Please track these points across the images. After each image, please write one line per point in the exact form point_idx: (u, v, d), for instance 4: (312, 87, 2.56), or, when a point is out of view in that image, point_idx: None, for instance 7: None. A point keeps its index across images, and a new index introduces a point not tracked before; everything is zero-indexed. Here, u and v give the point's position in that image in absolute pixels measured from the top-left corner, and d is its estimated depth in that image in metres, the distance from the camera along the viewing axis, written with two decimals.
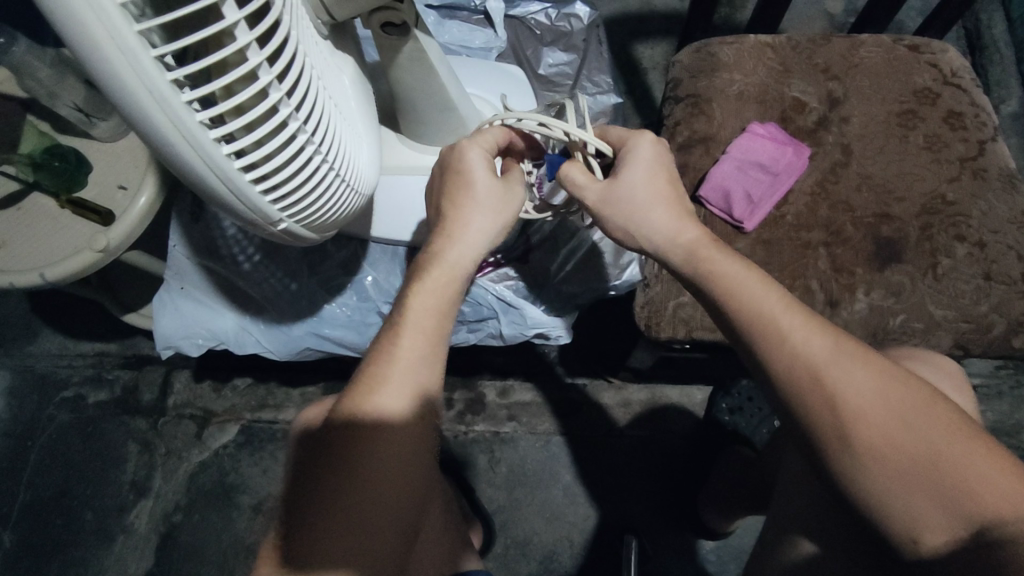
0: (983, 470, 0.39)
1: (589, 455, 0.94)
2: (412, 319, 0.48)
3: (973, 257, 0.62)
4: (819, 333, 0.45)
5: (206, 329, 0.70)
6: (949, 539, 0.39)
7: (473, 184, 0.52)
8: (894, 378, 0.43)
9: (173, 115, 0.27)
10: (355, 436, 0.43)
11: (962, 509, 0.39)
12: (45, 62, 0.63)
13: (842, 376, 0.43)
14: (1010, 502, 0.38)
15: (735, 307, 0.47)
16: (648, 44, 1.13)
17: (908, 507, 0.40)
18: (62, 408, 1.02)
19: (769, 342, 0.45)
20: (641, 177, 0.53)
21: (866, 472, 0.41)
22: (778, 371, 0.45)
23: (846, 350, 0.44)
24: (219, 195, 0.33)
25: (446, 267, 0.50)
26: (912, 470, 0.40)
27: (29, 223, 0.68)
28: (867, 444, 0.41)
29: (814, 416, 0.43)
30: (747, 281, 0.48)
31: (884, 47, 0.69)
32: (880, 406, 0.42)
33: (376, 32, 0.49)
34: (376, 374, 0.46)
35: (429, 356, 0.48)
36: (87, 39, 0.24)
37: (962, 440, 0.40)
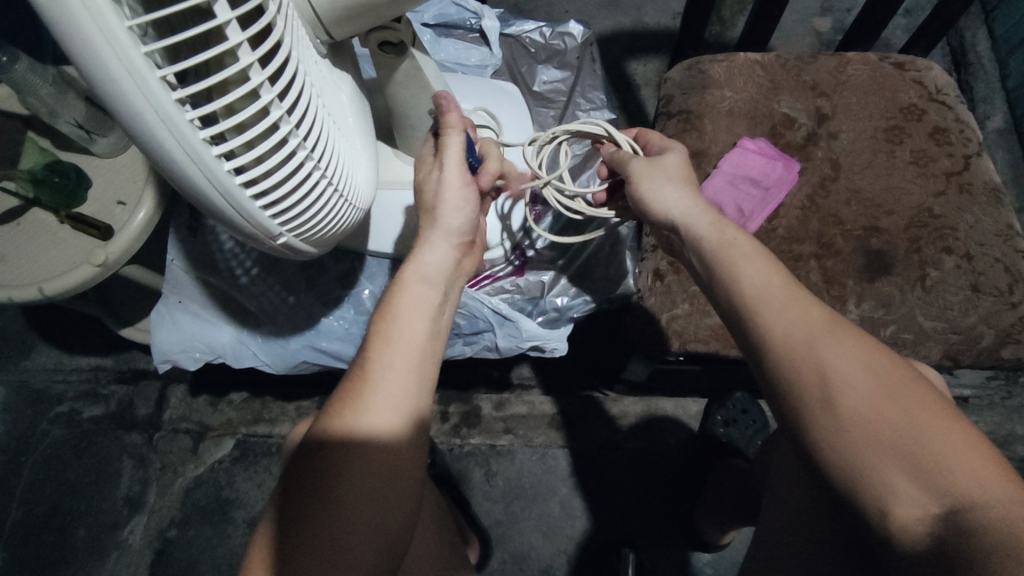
0: (954, 448, 0.38)
1: (586, 468, 0.94)
2: (396, 325, 0.49)
3: (960, 269, 0.63)
4: (796, 312, 0.44)
5: (203, 343, 0.70)
6: (921, 519, 0.37)
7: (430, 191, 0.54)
8: (875, 358, 0.42)
9: (177, 132, 0.28)
10: (344, 445, 0.44)
11: (932, 489, 0.37)
12: (47, 80, 0.64)
13: (834, 349, 0.42)
14: (980, 484, 0.36)
15: (725, 286, 0.48)
16: (640, 61, 1.15)
17: (880, 486, 0.39)
18: (56, 423, 1.01)
19: (761, 312, 0.45)
20: (678, 163, 0.57)
21: (846, 444, 0.40)
22: (771, 340, 0.45)
23: (826, 331, 0.43)
24: (221, 209, 0.33)
25: (419, 275, 0.52)
26: (889, 445, 0.39)
27: (28, 238, 0.69)
28: (840, 426, 0.40)
29: (789, 399, 0.43)
30: (744, 266, 0.48)
31: (870, 65, 0.70)
32: (856, 389, 0.41)
33: (374, 50, 0.51)
34: (360, 380, 0.46)
35: (412, 360, 0.48)
36: (95, 60, 0.24)
37: (942, 421, 0.39)
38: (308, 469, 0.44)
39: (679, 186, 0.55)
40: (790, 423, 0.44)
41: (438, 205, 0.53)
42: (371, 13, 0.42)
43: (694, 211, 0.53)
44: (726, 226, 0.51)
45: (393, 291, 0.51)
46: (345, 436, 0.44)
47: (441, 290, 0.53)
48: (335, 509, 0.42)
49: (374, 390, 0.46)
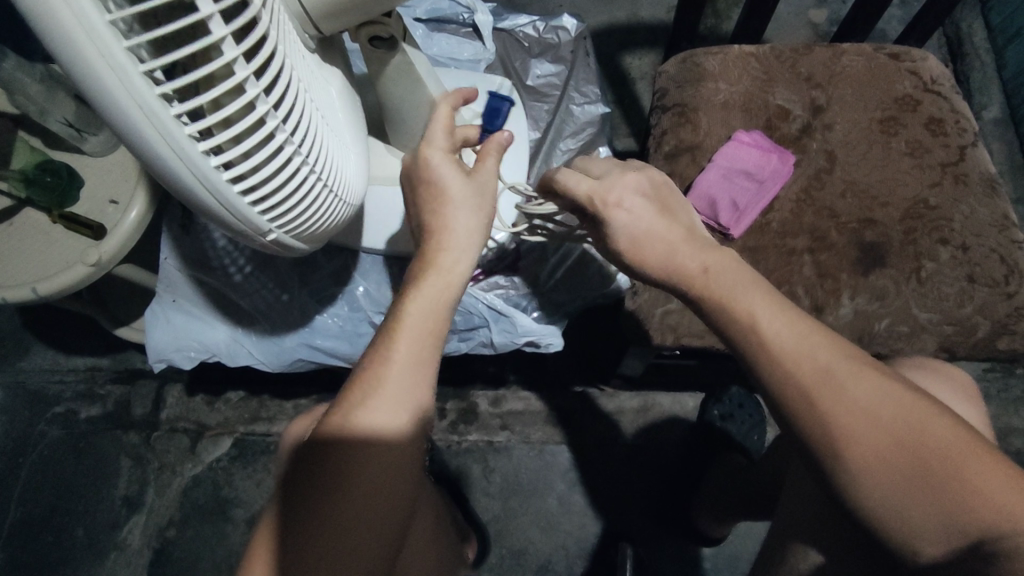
0: (986, 482, 0.37)
1: (587, 464, 0.94)
2: (402, 335, 0.47)
3: (956, 260, 0.62)
4: (805, 338, 0.44)
5: (198, 341, 0.70)
6: (943, 551, 0.37)
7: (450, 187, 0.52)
8: (889, 382, 0.42)
9: (163, 128, 0.27)
10: (348, 446, 0.44)
11: (957, 523, 0.37)
12: (36, 78, 0.64)
13: (853, 381, 0.41)
14: (1004, 515, 0.36)
15: (731, 314, 0.47)
16: (635, 55, 1.14)
17: (901, 518, 0.39)
18: (53, 424, 1.01)
19: (763, 339, 0.44)
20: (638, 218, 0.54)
21: (864, 473, 0.40)
22: (778, 367, 0.43)
23: (841, 359, 0.42)
24: (208, 206, 0.33)
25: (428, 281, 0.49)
26: (911, 478, 0.39)
27: (21, 238, 0.68)
28: (855, 448, 0.40)
29: (792, 421, 0.43)
30: (741, 294, 0.47)
31: (865, 56, 0.70)
32: (872, 412, 0.40)
33: (365, 45, 0.51)
34: (364, 391, 0.45)
35: (416, 373, 0.46)
36: (75, 53, 0.24)
37: (970, 453, 0.38)
38: (310, 481, 0.43)
39: (660, 244, 0.53)
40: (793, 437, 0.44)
41: (459, 203, 0.52)
42: (359, 7, 0.41)
43: (676, 262, 0.51)
44: (712, 280, 0.49)
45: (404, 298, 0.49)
46: (346, 447, 0.44)
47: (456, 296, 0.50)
48: (337, 510, 0.42)
49: (382, 393, 0.45)
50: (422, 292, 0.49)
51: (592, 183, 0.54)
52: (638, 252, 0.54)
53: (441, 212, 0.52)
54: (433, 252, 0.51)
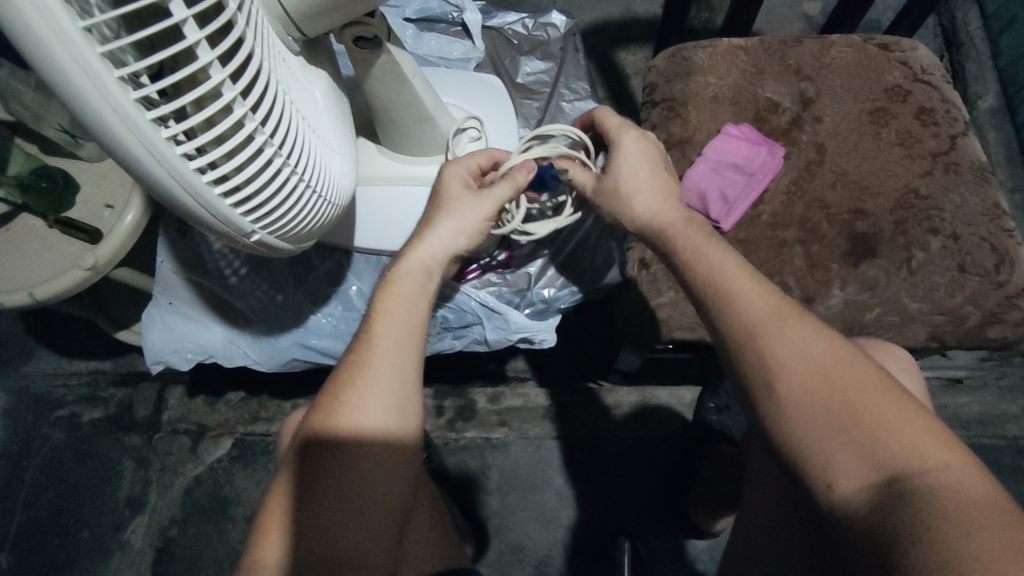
0: (904, 423, 0.39)
1: (581, 456, 0.94)
2: (387, 313, 0.49)
3: (947, 249, 0.62)
4: (760, 291, 0.46)
5: (194, 343, 0.71)
6: (860, 489, 0.39)
7: (448, 192, 0.55)
8: (835, 340, 0.44)
9: (141, 132, 0.28)
10: (331, 430, 0.45)
11: (876, 462, 0.39)
12: (30, 85, 0.65)
13: (792, 329, 0.44)
14: (914, 451, 0.38)
15: (691, 270, 0.49)
16: (629, 50, 1.15)
17: (823, 458, 0.41)
18: (56, 426, 1.02)
19: (716, 290, 0.47)
20: (637, 166, 0.54)
21: (791, 409, 0.42)
22: (725, 314, 0.46)
23: (786, 312, 0.45)
24: (190, 208, 0.33)
25: (418, 260, 0.52)
26: (835, 420, 0.41)
27: (19, 244, 0.70)
28: (790, 392, 0.42)
29: (740, 370, 0.46)
30: (708, 253, 0.49)
31: (854, 47, 0.70)
32: (813, 364, 0.42)
33: (349, 46, 0.50)
34: (353, 373, 0.47)
35: (403, 349, 0.48)
36: (49, 60, 0.24)
37: (889, 395, 0.40)
38: (306, 463, 0.44)
39: (649, 190, 0.54)
40: (742, 391, 0.46)
41: (449, 199, 0.54)
42: (341, 8, 0.42)
43: (659, 213, 0.53)
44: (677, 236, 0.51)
45: (392, 270, 0.51)
46: (337, 428, 0.45)
47: (437, 280, 0.52)
48: (331, 486, 0.43)
49: (366, 375, 0.46)
50: (400, 274, 0.51)
51: (619, 120, 0.56)
52: (631, 190, 0.54)
53: (435, 208, 0.55)
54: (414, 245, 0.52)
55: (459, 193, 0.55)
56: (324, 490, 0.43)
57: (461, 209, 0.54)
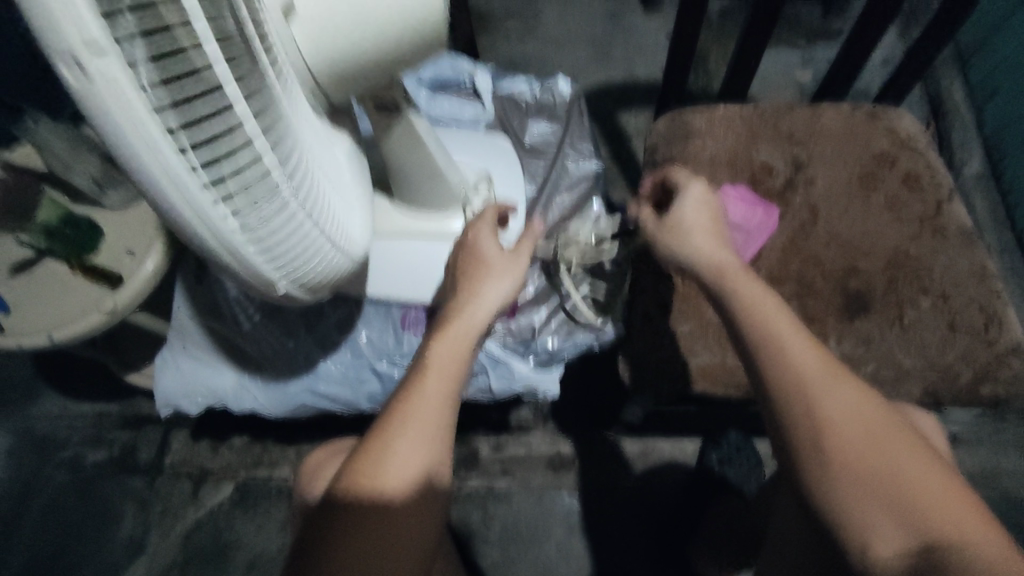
0: (938, 496, 0.44)
1: (584, 509, 0.94)
2: (436, 365, 0.52)
3: (937, 308, 0.65)
4: (810, 349, 0.49)
5: (206, 388, 0.73)
6: (899, 552, 0.43)
7: (485, 251, 0.60)
8: (871, 405, 0.48)
9: (190, 196, 0.31)
10: (380, 472, 0.47)
11: (914, 530, 0.43)
12: (67, 139, 0.69)
13: (834, 393, 0.47)
14: (953, 526, 0.42)
15: (744, 318, 0.52)
16: (632, 112, 1.21)
17: (860, 522, 0.45)
18: (59, 467, 1.03)
19: (771, 348, 0.49)
20: (703, 213, 0.60)
21: (834, 468, 0.46)
22: (772, 372, 0.49)
23: (833, 374, 0.48)
24: (226, 262, 0.36)
25: (472, 317, 0.56)
26: (876, 489, 0.45)
27: (41, 288, 0.72)
28: (844, 471, 0.46)
29: (782, 413, 0.49)
30: (767, 309, 0.52)
31: (844, 115, 0.74)
32: (859, 423, 0.47)
33: (370, 111, 0.54)
34: (400, 425, 0.49)
35: (444, 404, 0.51)
36: (119, 135, 0.28)
37: (924, 472, 0.45)
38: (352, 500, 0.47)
39: (706, 231, 0.59)
40: (781, 438, 0.49)
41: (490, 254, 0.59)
42: (364, 79, 0.46)
43: (710, 256, 0.57)
44: (731, 286, 0.54)
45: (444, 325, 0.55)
46: (384, 473, 0.47)
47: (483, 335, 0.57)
48: (373, 525, 0.46)
49: (408, 425, 0.49)
50: (449, 334, 0.54)
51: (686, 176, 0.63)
52: (693, 228, 0.59)
53: (479, 267, 0.59)
54: (464, 303, 0.56)
55: (496, 254, 0.60)
56: (365, 530, 0.46)
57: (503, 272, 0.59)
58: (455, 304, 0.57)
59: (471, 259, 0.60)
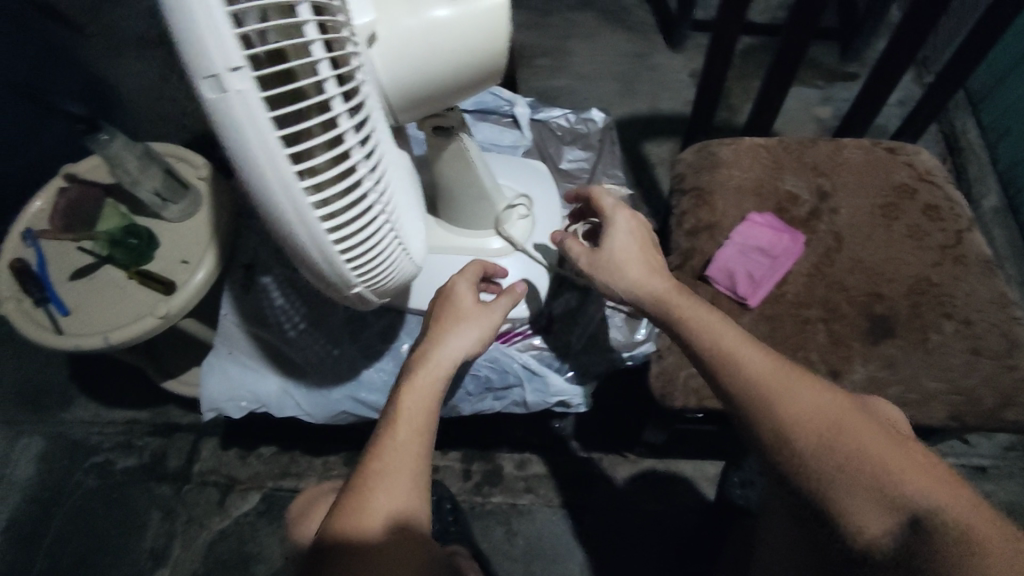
0: (913, 466, 0.46)
1: (608, 530, 0.95)
2: (406, 413, 0.54)
3: (960, 334, 0.67)
4: (755, 349, 0.53)
5: (250, 393, 0.75)
6: (886, 530, 0.45)
7: (454, 304, 0.61)
8: (828, 390, 0.50)
9: (295, 197, 0.34)
10: (362, 517, 0.49)
11: (897, 503, 0.45)
12: (136, 155, 0.74)
13: (788, 385, 0.50)
14: (927, 491, 0.44)
15: (698, 330, 0.56)
16: (655, 144, 1.26)
17: (848, 507, 0.46)
18: (89, 473, 1.05)
19: (723, 357, 0.53)
20: (628, 241, 0.63)
21: (807, 455, 0.48)
22: (734, 376, 0.52)
23: (784, 368, 0.51)
24: (314, 261, 0.39)
25: (438, 365, 0.57)
26: (856, 471, 0.46)
27: (98, 293, 0.76)
28: (818, 467, 0.47)
29: (747, 416, 0.51)
30: (714, 321, 0.56)
31: (864, 149, 0.78)
32: (823, 411, 0.49)
33: (428, 134, 0.58)
34: (378, 471, 0.51)
35: (415, 450, 0.52)
36: (241, 139, 0.31)
37: (890, 442, 0.47)
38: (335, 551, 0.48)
39: (638, 260, 0.62)
40: (752, 439, 0.52)
41: (458, 309, 0.60)
42: (432, 103, 0.50)
43: (645, 287, 0.61)
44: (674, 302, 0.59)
45: (411, 376, 0.56)
46: (363, 519, 0.49)
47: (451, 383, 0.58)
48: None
49: (386, 471, 0.51)
50: (417, 381, 0.55)
51: (613, 203, 0.66)
52: (623, 261, 0.62)
53: (446, 317, 0.60)
54: (431, 352, 0.57)
55: (470, 306, 0.62)
56: None
57: (470, 323, 0.60)
58: (423, 353, 0.58)
59: (443, 311, 0.61)
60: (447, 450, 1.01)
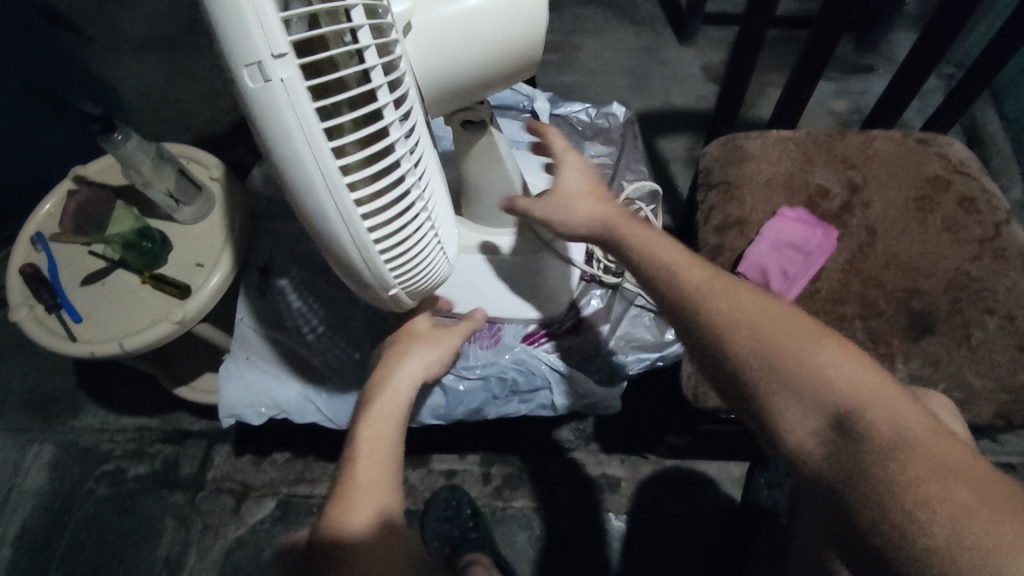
0: (848, 366, 0.44)
1: (633, 532, 0.93)
2: (367, 437, 0.56)
3: (1005, 330, 0.65)
4: (692, 265, 0.53)
5: (269, 399, 0.73)
6: (816, 431, 0.43)
7: (412, 333, 0.65)
8: (763, 299, 0.49)
9: (339, 194, 0.32)
10: (339, 531, 0.52)
11: (824, 403, 0.43)
12: (149, 156, 0.72)
13: (722, 294, 0.49)
14: (860, 390, 0.42)
15: (637, 252, 0.55)
16: (668, 139, 1.24)
17: (779, 411, 0.45)
18: (101, 481, 1.03)
19: (660, 275, 0.53)
20: (579, 179, 0.60)
21: (738, 359, 0.46)
22: (673, 292, 0.52)
23: (717, 280, 0.51)
24: (354, 263, 0.37)
25: (397, 388, 0.59)
26: (784, 372, 0.45)
27: (111, 298, 0.74)
28: (759, 379, 0.45)
29: (686, 328, 0.50)
30: (655, 243, 0.55)
31: (895, 141, 0.75)
32: (755, 317, 0.47)
33: (456, 128, 0.56)
34: (347, 488, 0.54)
35: (382, 469, 0.55)
36: (286, 132, 0.29)
37: (824, 341, 0.45)
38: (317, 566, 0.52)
39: (589, 198, 0.59)
40: (694, 349, 0.51)
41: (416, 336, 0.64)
42: (463, 97, 0.48)
43: (596, 218, 0.58)
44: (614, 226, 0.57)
45: (369, 404, 0.58)
46: (340, 534, 0.52)
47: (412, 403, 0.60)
48: None
49: (355, 490, 0.54)
50: (377, 407, 0.58)
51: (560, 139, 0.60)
52: (575, 198, 0.59)
53: (404, 343, 0.64)
54: (385, 380, 0.60)
55: (427, 332, 0.65)
56: None
57: (429, 345, 0.64)
58: (381, 379, 0.60)
59: (398, 338, 0.65)
60: (466, 453, 0.99)
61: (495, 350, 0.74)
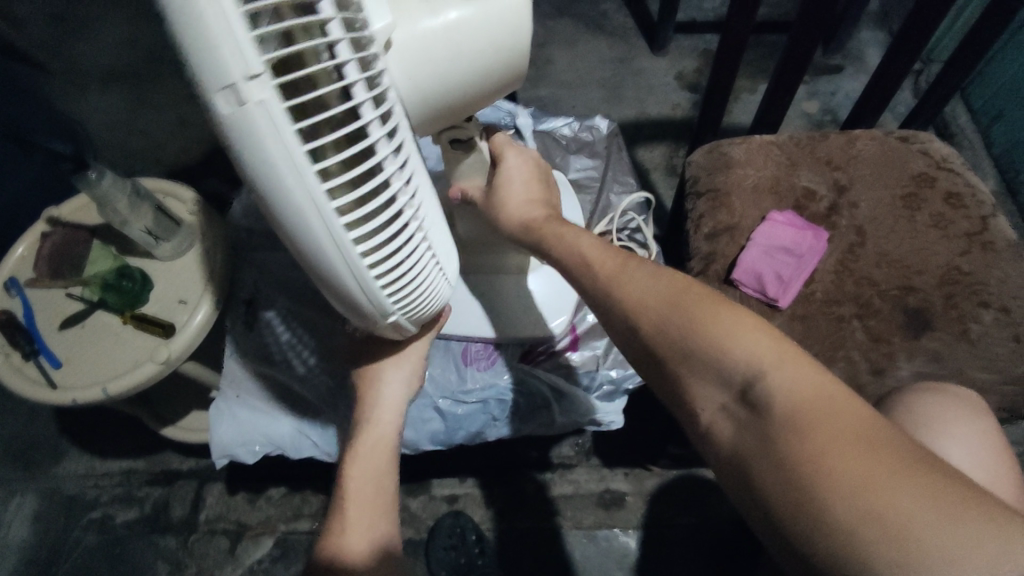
0: (754, 332, 0.40)
1: (640, 544, 0.92)
2: (361, 463, 0.57)
3: (1000, 322, 0.65)
4: (611, 253, 0.51)
5: (263, 435, 0.71)
6: (721, 406, 0.41)
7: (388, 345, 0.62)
8: (674, 275, 0.47)
9: (326, 217, 0.31)
10: (340, 553, 0.51)
11: (727, 374, 0.40)
12: (126, 193, 0.69)
13: (635, 279, 0.48)
14: (760, 354, 0.39)
15: (562, 247, 0.54)
16: (647, 148, 1.24)
17: (689, 394, 0.43)
18: (88, 530, 0.99)
19: (580, 267, 0.52)
20: (522, 179, 0.59)
21: (652, 343, 0.45)
22: (594, 282, 0.50)
23: (632, 263, 0.49)
24: (350, 290, 0.36)
25: (384, 414, 0.60)
26: (689, 349, 0.42)
27: (91, 341, 0.71)
28: (665, 358, 0.44)
29: (608, 319, 0.49)
30: (582, 237, 0.54)
31: (878, 140, 0.76)
32: (663, 294, 0.45)
33: (444, 147, 0.55)
34: (343, 513, 0.54)
35: (377, 496, 0.55)
36: (264, 156, 0.28)
37: (728, 309, 0.43)
38: None
39: (525, 195, 0.59)
40: (618, 339, 0.49)
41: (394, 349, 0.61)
42: (450, 115, 0.48)
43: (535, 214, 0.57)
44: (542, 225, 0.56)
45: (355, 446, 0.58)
46: (338, 555, 0.51)
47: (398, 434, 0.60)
48: None
49: (353, 514, 0.54)
50: (365, 441, 0.58)
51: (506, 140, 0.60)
52: (513, 196, 0.59)
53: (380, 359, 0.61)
54: (369, 417, 0.60)
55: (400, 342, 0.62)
56: None
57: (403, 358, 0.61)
58: (366, 409, 0.60)
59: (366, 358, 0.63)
60: (465, 477, 0.97)
61: (494, 372, 0.73)
